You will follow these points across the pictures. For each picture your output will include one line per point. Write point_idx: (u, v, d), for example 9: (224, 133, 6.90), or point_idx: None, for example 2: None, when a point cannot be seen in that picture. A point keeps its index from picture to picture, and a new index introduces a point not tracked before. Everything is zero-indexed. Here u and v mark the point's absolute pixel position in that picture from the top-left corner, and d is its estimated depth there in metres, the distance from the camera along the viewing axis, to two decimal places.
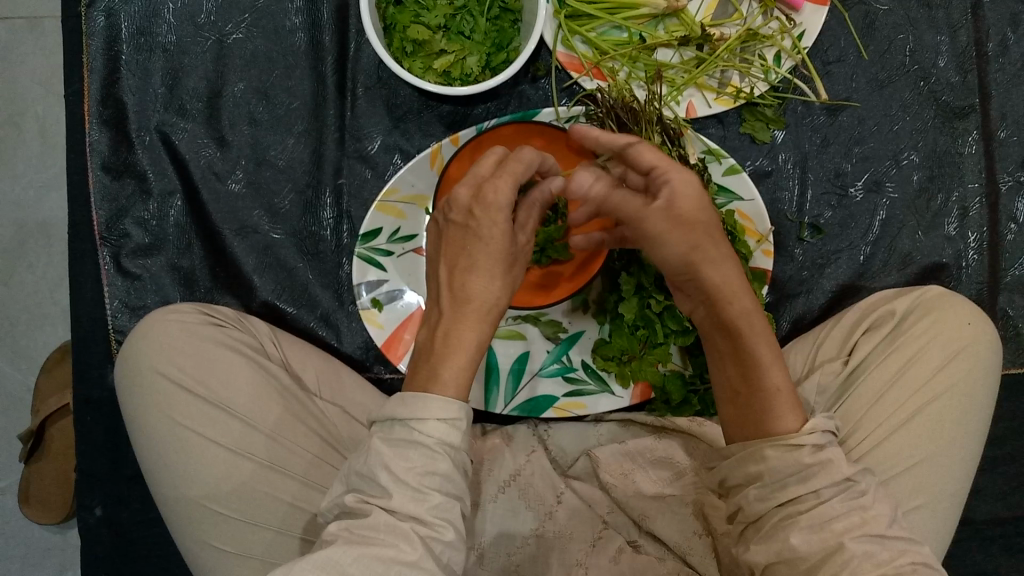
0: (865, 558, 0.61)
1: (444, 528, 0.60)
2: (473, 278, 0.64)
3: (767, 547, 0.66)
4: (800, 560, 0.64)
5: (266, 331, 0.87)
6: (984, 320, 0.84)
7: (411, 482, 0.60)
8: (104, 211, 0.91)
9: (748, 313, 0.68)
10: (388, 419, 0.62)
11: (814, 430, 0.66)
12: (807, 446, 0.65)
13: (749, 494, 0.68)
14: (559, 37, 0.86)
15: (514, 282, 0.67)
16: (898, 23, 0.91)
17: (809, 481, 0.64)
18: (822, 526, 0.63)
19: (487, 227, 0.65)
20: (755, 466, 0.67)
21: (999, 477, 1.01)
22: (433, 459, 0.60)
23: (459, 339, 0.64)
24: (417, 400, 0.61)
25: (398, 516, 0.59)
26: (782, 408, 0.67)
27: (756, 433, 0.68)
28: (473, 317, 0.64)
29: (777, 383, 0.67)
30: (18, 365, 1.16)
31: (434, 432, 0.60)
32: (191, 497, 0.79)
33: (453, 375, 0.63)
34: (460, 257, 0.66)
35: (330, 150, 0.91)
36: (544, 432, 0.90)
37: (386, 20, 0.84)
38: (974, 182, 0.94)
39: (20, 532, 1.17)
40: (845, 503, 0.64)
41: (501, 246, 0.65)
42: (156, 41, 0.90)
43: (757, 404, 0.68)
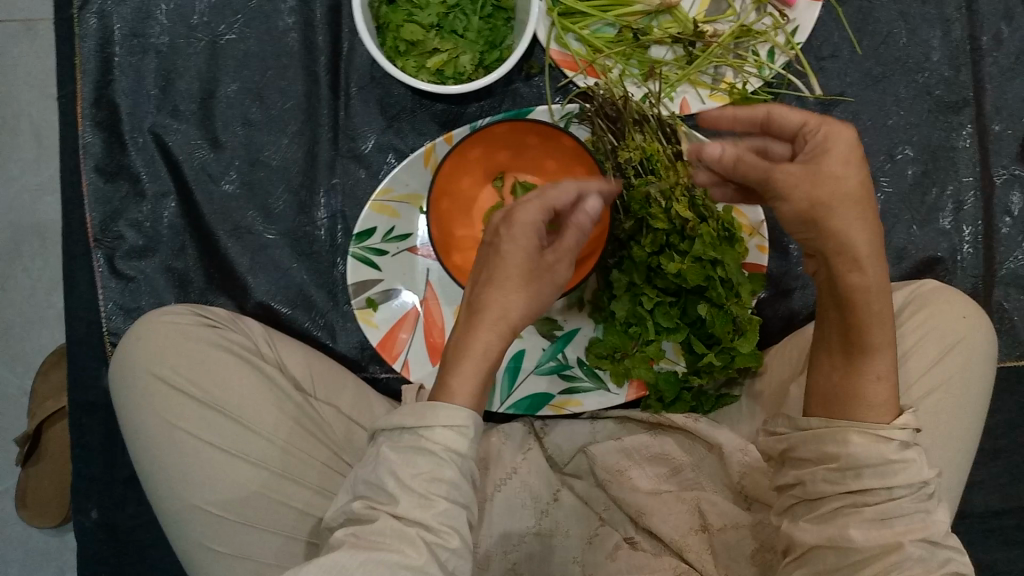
0: (917, 562, 0.61)
1: (450, 535, 0.59)
2: (491, 291, 0.66)
3: (821, 529, 0.65)
4: (853, 551, 0.62)
5: (261, 331, 0.87)
6: (979, 315, 0.83)
7: (418, 488, 0.60)
8: (98, 213, 0.91)
9: (867, 288, 0.64)
10: (396, 428, 0.62)
11: (906, 425, 0.65)
12: (895, 442, 0.64)
13: (816, 473, 0.66)
14: (553, 35, 0.86)
15: (536, 295, 0.67)
16: (891, 17, 0.91)
17: (885, 476, 0.63)
18: (884, 521, 0.62)
19: (508, 242, 0.66)
20: (834, 447, 0.65)
21: (997, 470, 1.01)
22: (440, 466, 0.60)
23: (471, 347, 0.65)
24: (427, 409, 0.61)
25: (404, 522, 0.59)
26: (882, 406, 0.66)
27: (848, 411, 0.67)
28: (490, 326, 0.65)
29: (879, 371, 0.66)
30: (13, 369, 1.16)
31: (440, 440, 0.60)
32: (188, 500, 0.79)
33: (462, 383, 0.63)
34: (483, 272, 0.67)
35: (324, 150, 0.91)
36: (541, 429, 0.91)
37: (379, 19, 0.83)
38: (969, 176, 0.94)
39: (17, 536, 1.17)
40: (915, 503, 0.63)
41: (525, 262, 0.66)
42: (148, 42, 0.90)
43: (855, 382, 0.67)
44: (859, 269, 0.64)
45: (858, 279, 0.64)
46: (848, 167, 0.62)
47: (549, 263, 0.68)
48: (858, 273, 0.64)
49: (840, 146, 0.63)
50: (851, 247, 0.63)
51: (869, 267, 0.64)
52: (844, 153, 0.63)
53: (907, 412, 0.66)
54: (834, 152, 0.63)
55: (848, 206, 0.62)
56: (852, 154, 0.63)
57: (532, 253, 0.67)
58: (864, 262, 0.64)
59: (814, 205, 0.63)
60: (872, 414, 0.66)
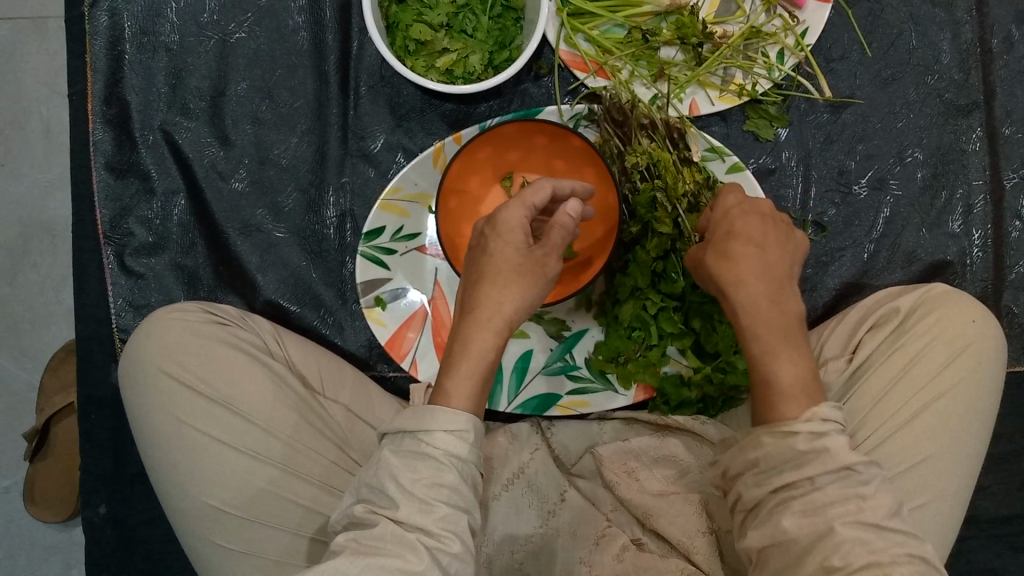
0: (857, 544, 0.60)
1: (450, 540, 0.60)
2: (483, 291, 0.67)
3: (760, 530, 0.64)
4: (792, 544, 0.62)
5: (270, 329, 0.87)
6: (989, 318, 0.83)
7: (419, 494, 0.60)
8: (108, 211, 0.92)
9: (759, 304, 0.67)
10: (399, 432, 0.63)
11: (813, 419, 0.63)
12: (804, 434, 0.63)
13: (748, 481, 0.66)
14: (562, 35, 0.86)
15: (528, 292, 0.68)
16: (901, 19, 0.91)
17: (802, 467, 0.62)
18: (815, 511, 0.61)
19: (497, 245, 0.68)
20: (753, 452, 0.65)
21: (1005, 475, 1.01)
22: (441, 471, 0.61)
23: (467, 348, 0.66)
24: (426, 413, 0.62)
25: (405, 527, 0.60)
26: (794, 396, 0.64)
27: (764, 418, 0.66)
28: (484, 324, 0.66)
29: (778, 373, 0.65)
30: (23, 365, 1.17)
31: (441, 445, 0.61)
32: (197, 497, 0.79)
33: (457, 385, 0.65)
34: (474, 274, 0.69)
35: (333, 149, 0.91)
36: (547, 429, 0.90)
37: (389, 19, 0.83)
38: (978, 179, 0.93)
39: (25, 531, 1.18)
40: (841, 490, 0.61)
41: (512, 261, 0.68)
42: (159, 40, 0.90)
43: (767, 392, 0.66)
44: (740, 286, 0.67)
45: (737, 296, 0.67)
46: (744, 220, 0.70)
47: (541, 258, 0.68)
48: (731, 295, 0.68)
49: (727, 203, 0.73)
50: (726, 272, 0.68)
51: (746, 283, 0.67)
52: (732, 210, 0.72)
53: (828, 405, 0.64)
54: (719, 209, 0.73)
55: (724, 243, 0.69)
56: (745, 211, 0.71)
57: (520, 251, 0.68)
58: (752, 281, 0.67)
59: (699, 265, 0.72)
60: (772, 415, 0.65)
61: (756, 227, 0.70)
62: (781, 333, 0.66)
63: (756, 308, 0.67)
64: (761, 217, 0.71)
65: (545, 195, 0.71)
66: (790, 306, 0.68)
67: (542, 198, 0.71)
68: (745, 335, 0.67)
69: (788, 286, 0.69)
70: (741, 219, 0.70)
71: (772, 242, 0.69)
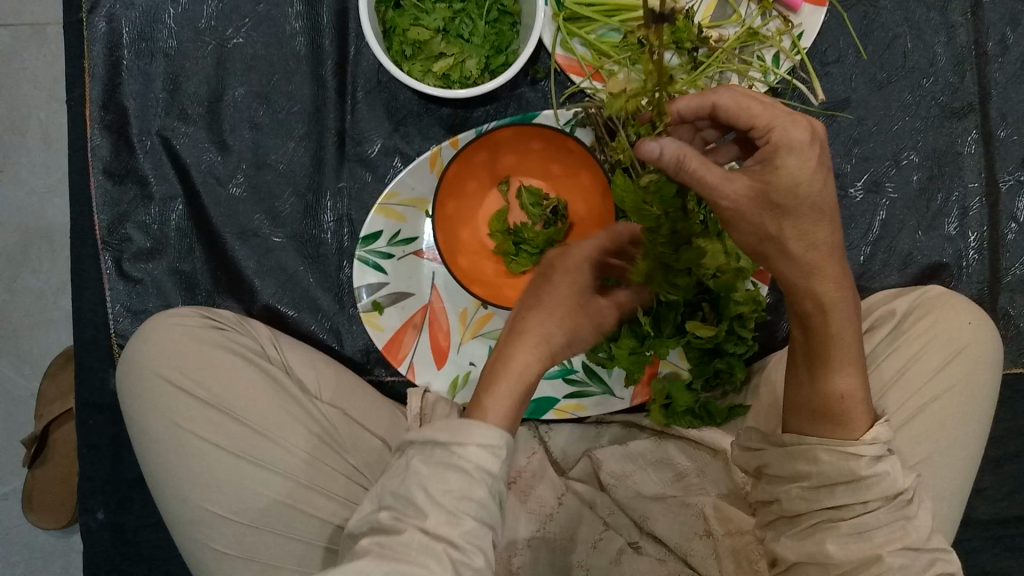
0: (900, 571, 0.64)
1: (474, 555, 0.59)
2: (533, 318, 0.72)
3: (801, 544, 0.68)
4: (833, 565, 0.66)
5: (267, 333, 0.86)
6: (986, 321, 0.84)
7: (446, 505, 0.60)
8: (106, 216, 0.92)
9: (835, 306, 0.65)
10: (429, 442, 0.63)
11: (876, 441, 0.67)
12: (866, 457, 0.66)
13: (793, 492, 0.69)
14: (558, 40, 0.87)
15: (567, 327, 0.72)
16: (896, 22, 0.91)
17: (861, 492, 0.66)
18: (862, 535, 0.66)
19: (558, 278, 0.75)
20: (804, 465, 0.68)
21: (1002, 477, 1.01)
22: (470, 484, 0.60)
23: (508, 370, 0.68)
24: (462, 426, 0.62)
25: (432, 537, 0.59)
26: (850, 419, 0.67)
27: (825, 426, 0.68)
28: (527, 351, 0.70)
29: (844, 388, 0.67)
30: (21, 370, 1.17)
31: (473, 459, 0.61)
32: (192, 500, 0.79)
33: (494, 407, 0.66)
34: (530, 301, 0.74)
35: (331, 154, 0.92)
36: (545, 432, 0.92)
37: (386, 24, 0.84)
38: (974, 182, 0.94)
39: (23, 537, 1.18)
40: (889, 514, 0.66)
41: (566, 295, 0.74)
42: (157, 46, 0.90)
43: (831, 403, 0.67)
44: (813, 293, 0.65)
45: (813, 296, 0.65)
46: (800, 186, 0.61)
47: (591, 303, 0.74)
48: (810, 296, 0.65)
49: (794, 163, 0.60)
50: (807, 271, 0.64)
51: (822, 281, 0.64)
52: (802, 172, 0.60)
53: (880, 424, 0.68)
54: (788, 164, 0.60)
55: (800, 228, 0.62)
56: (811, 169, 0.61)
57: (577, 288, 0.74)
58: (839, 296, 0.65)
59: (765, 240, 0.62)
60: (832, 432, 0.68)
61: (825, 196, 0.62)
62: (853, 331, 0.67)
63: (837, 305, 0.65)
64: (820, 169, 0.61)
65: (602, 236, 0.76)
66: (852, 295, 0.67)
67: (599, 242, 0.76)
68: (828, 345, 0.67)
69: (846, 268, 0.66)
70: (816, 187, 0.61)
71: (835, 211, 0.63)
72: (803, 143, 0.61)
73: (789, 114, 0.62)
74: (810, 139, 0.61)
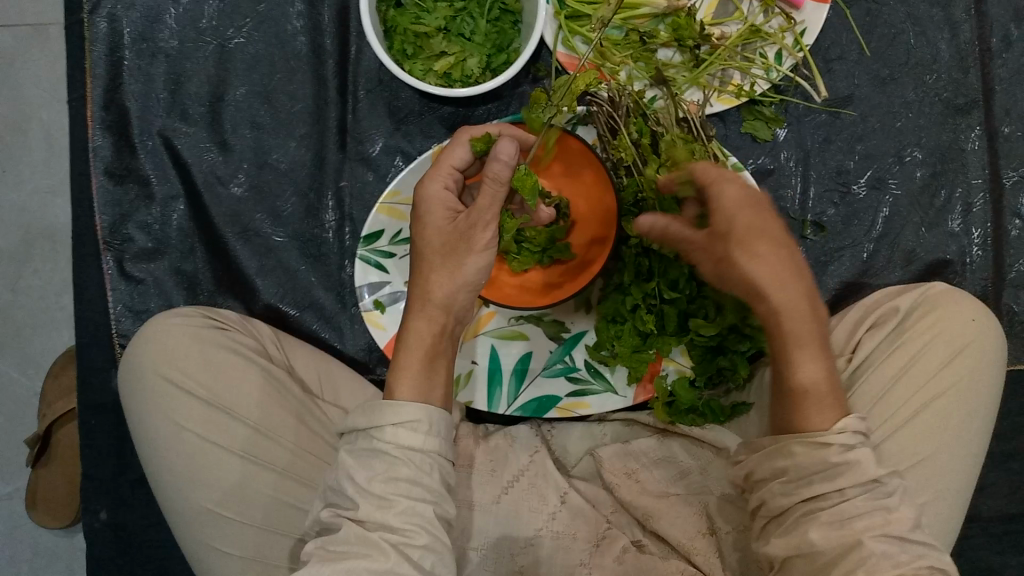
0: (883, 557, 0.62)
1: (416, 535, 0.61)
2: (420, 279, 0.69)
3: (784, 538, 0.67)
4: (819, 554, 0.65)
5: (269, 333, 0.87)
6: (988, 316, 0.83)
7: (375, 490, 0.62)
8: (107, 216, 0.92)
9: (794, 307, 0.65)
10: (353, 431, 0.65)
11: (844, 430, 0.65)
12: (836, 445, 0.65)
13: (773, 488, 0.68)
14: (560, 37, 0.86)
15: (459, 271, 0.68)
16: (899, 19, 0.91)
17: (836, 479, 0.65)
18: (842, 523, 0.64)
19: (430, 218, 0.69)
20: (782, 461, 0.67)
21: (1007, 473, 1.01)
22: (395, 465, 0.62)
23: (411, 336, 0.68)
24: (374, 409, 0.64)
25: (367, 526, 0.62)
26: (816, 411, 0.66)
27: (794, 428, 0.67)
28: (421, 310, 0.68)
29: (806, 381, 0.66)
30: (24, 371, 1.17)
31: (391, 438, 0.63)
32: (190, 498, 0.79)
33: (407, 378, 0.66)
34: (415, 261, 0.70)
35: (333, 153, 0.91)
36: (547, 431, 0.92)
37: (387, 22, 0.84)
38: (977, 178, 0.93)
39: (27, 537, 1.18)
40: (869, 501, 0.64)
41: (437, 238, 0.68)
42: (158, 46, 0.90)
43: (798, 403, 0.67)
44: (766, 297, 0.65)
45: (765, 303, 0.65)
46: (738, 218, 0.64)
47: (464, 228, 0.67)
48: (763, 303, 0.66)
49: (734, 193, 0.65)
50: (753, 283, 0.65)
51: (773, 284, 0.64)
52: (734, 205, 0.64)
53: (852, 415, 0.66)
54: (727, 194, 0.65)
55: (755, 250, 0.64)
56: (743, 203, 0.65)
57: (446, 224, 0.68)
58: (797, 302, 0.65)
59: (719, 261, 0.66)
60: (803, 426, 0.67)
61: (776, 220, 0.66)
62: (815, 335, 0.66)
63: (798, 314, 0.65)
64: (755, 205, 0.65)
65: (464, 158, 0.71)
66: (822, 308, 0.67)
67: (465, 163, 0.72)
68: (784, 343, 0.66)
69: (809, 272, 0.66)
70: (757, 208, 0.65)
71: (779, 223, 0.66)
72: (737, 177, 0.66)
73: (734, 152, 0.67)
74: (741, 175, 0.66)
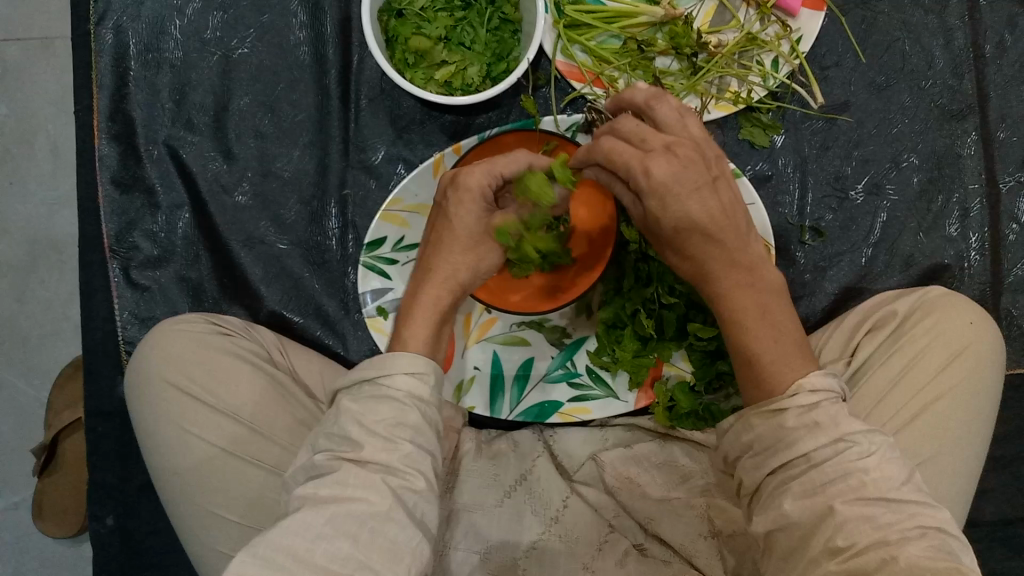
0: (860, 521, 0.62)
1: (415, 478, 0.63)
2: (439, 255, 0.70)
3: (764, 515, 0.67)
4: (795, 526, 0.65)
5: (273, 339, 0.88)
6: (987, 319, 0.84)
7: (381, 433, 0.63)
8: (113, 224, 0.93)
9: (737, 285, 0.68)
10: (356, 382, 0.66)
11: (798, 392, 0.66)
12: (792, 409, 0.65)
13: (745, 464, 0.69)
14: (559, 46, 0.87)
15: (481, 261, 0.71)
16: (893, 26, 0.92)
17: (796, 446, 0.65)
18: (814, 490, 0.64)
19: (463, 205, 0.70)
20: (746, 435, 0.68)
21: (1009, 478, 1.01)
22: (403, 411, 0.64)
23: (418, 305, 0.69)
24: (385, 359, 0.66)
25: (368, 468, 0.62)
26: (772, 378, 0.67)
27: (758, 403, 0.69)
28: (436, 284, 0.70)
29: (758, 352, 0.68)
30: (31, 380, 1.18)
31: (402, 387, 0.65)
32: (197, 503, 0.80)
33: (414, 341, 0.67)
34: (437, 236, 0.71)
35: (335, 161, 0.93)
36: (550, 437, 0.91)
37: (388, 32, 0.85)
38: (974, 183, 0.94)
39: (33, 546, 1.19)
40: (840, 466, 0.64)
41: (474, 230, 0.70)
42: (163, 57, 0.91)
43: (754, 378, 0.69)
44: (716, 269, 0.68)
45: (710, 286, 0.69)
46: (674, 196, 0.65)
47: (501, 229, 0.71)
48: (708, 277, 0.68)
49: (654, 202, 0.65)
50: (700, 268, 0.68)
51: (715, 259, 0.67)
52: (673, 183, 0.64)
53: (818, 377, 0.66)
54: (648, 204, 0.66)
55: (689, 243, 0.67)
56: (680, 180, 0.64)
57: (479, 216, 0.70)
58: (738, 275, 0.68)
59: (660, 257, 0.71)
60: (763, 399, 0.68)
61: (702, 213, 0.65)
62: (763, 316, 0.68)
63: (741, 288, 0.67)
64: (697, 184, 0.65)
65: (516, 169, 0.71)
66: (769, 276, 0.69)
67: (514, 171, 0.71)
68: (732, 316, 0.68)
69: (751, 235, 0.69)
70: (684, 210, 0.65)
71: (725, 194, 0.67)
72: (657, 180, 0.64)
73: (643, 156, 0.65)
74: (664, 173, 0.64)
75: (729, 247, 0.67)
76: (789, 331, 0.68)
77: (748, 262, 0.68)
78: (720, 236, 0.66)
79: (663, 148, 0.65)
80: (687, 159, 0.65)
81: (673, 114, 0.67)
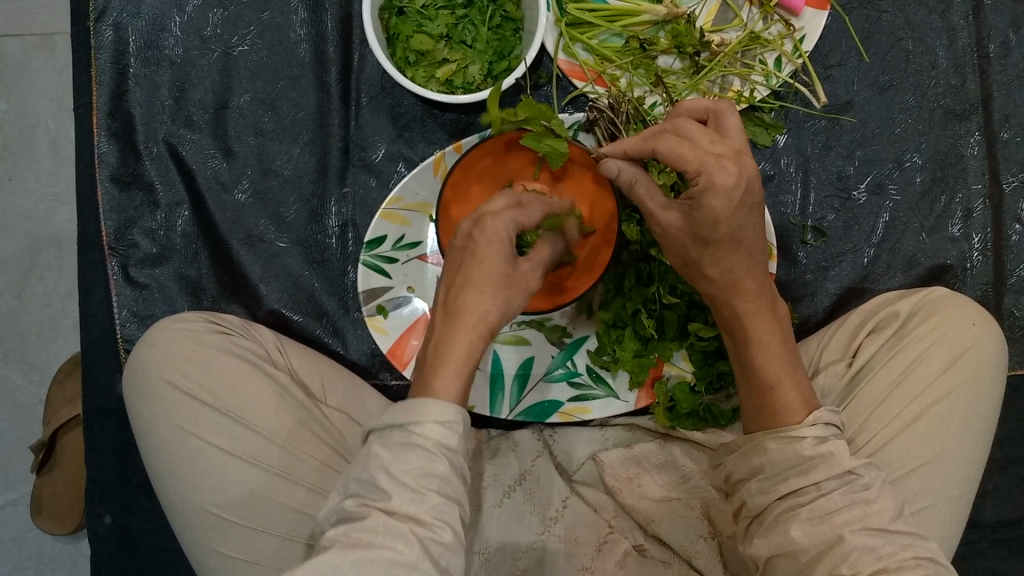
0: (865, 551, 0.63)
1: (443, 530, 0.60)
2: (467, 294, 0.66)
3: (769, 539, 0.68)
4: (801, 552, 0.66)
5: (272, 338, 0.88)
6: (989, 319, 0.83)
7: (410, 484, 0.60)
8: (112, 222, 0.93)
9: (758, 313, 0.71)
10: (388, 425, 0.63)
11: (817, 422, 0.68)
12: (808, 438, 0.67)
13: (752, 487, 0.71)
14: (560, 45, 0.87)
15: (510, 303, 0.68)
16: (897, 25, 0.92)
17: (808, 474, 0.66)
18: (822, 518, 0.65)
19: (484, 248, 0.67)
20: (757, 458, 0.70)
21: (1011, 479, 1.01)
22: (432, 461, 0.60)
23: (451, 349, 0.64)
24: (416, 406, 0.62)
25: (396, 518, 0.60)
26: (788, 406, 0.69)
27: (764, 425, 0.71)
28: (470, 328, 0.65)
29: (780, 381, 0.70)
30: (29, 377, 1.18)
31: (432, 436, 0.61)
32: (197, 504, 0.80)
33: (449, 383, 0.63)
34: (458, 274, 0.68)
35: (335, 159, 0.92)
36: (550, 436, 0.92)
37: (390, 30, 0.84)
38: (977, 184, 0.94)
39: (31, 543, 1.18)
40: (846, 496, 0.65)
41: (498, 267, 0.67)
42: (163, 54, 0.91)
43: (765, 400, 0.70)
44: (743, 295, 0.70)
45: (734, 308, 0.71)
46: (729, 202, 0.64)
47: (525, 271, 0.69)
48: (731, 305, 0.71)
49: (722, 202, 0.64)
50: (735, 282, 0.70)
51: (743, 291, 0.70)
52: (731, 193, 0.64)
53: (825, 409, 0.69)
54: (714, 204, 0.64)
55: (723, 255, 0.68)
56: (739, 185, 0.64)
57: (506, 258, 0.68)
58: (762, 309, 0.71)
59: (688, 265, 0.71)
60: (778, 422, 0.69)
61: (754, 232, 0.68)
62: (782, 339, 0.72)
63: (759, 311, 0.71)
64: (746, 197, 0.65)
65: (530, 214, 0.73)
66: (784, 309, 0.73)
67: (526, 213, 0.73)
68: (751, 342, 0.71)
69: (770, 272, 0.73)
70: (740, 222, 0.66)
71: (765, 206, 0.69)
72: (730, 185, 0.63)
73: (716, 156, 0.64)
74: (738, 181, 0.63)
75: (759, 275, 0.71)
76: (796, 357, 0.72)
77: (771, 293, 0.72)
78: (756, 255, 0.70)
79: (734, 155, 0.64)
80: (747, 173, 0.64)
81: (739, 129, 0.69)
